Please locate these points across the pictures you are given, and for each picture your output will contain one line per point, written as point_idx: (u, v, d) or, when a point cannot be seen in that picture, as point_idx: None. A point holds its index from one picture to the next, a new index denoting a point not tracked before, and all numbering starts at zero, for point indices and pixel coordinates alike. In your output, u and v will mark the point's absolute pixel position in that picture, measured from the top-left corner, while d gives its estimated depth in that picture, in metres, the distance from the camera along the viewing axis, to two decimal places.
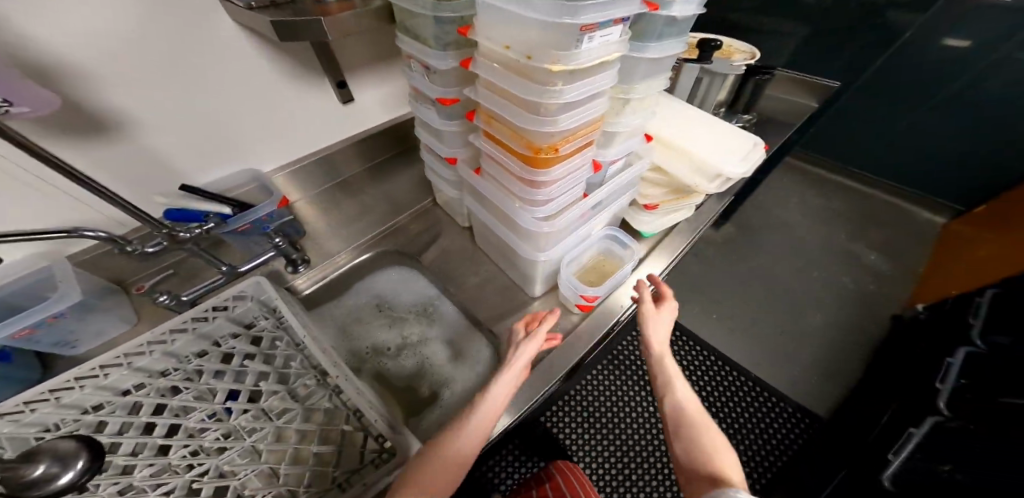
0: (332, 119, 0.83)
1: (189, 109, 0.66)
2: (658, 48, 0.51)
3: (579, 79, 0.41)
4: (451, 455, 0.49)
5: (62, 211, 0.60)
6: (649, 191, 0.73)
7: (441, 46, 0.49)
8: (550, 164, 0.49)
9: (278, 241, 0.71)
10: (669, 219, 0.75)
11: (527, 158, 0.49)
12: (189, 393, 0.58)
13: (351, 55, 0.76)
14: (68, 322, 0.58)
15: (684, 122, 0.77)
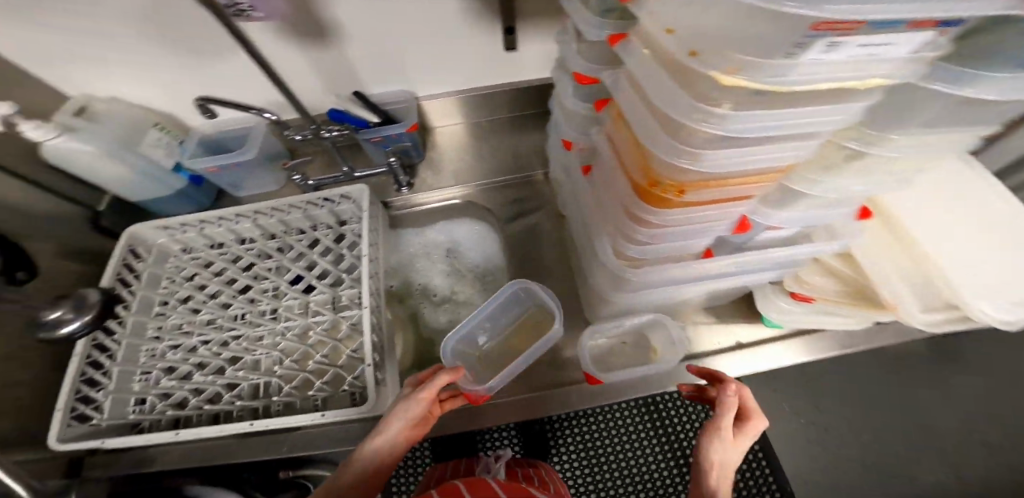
0: (492, 62, 0.76)
1: (370, 21, 0.65)
2: (1005, 86, 0.26)
3: (767, 105, 0.26)
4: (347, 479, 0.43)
5: (244, 85, 0.67)
6: (813, 279, 0.53)
7: (601, 12, 0.38)
8: (665, 204, 0.37)
9: (393, 162, 0.73)
10: (819, 319, 0.56)
11: (640, 185, 0.37)
12: (272, 262, 0.68)
13: (533, 0, 0.65)
14: (242, 171, 0.70)
15: (944, 205, 0.50)
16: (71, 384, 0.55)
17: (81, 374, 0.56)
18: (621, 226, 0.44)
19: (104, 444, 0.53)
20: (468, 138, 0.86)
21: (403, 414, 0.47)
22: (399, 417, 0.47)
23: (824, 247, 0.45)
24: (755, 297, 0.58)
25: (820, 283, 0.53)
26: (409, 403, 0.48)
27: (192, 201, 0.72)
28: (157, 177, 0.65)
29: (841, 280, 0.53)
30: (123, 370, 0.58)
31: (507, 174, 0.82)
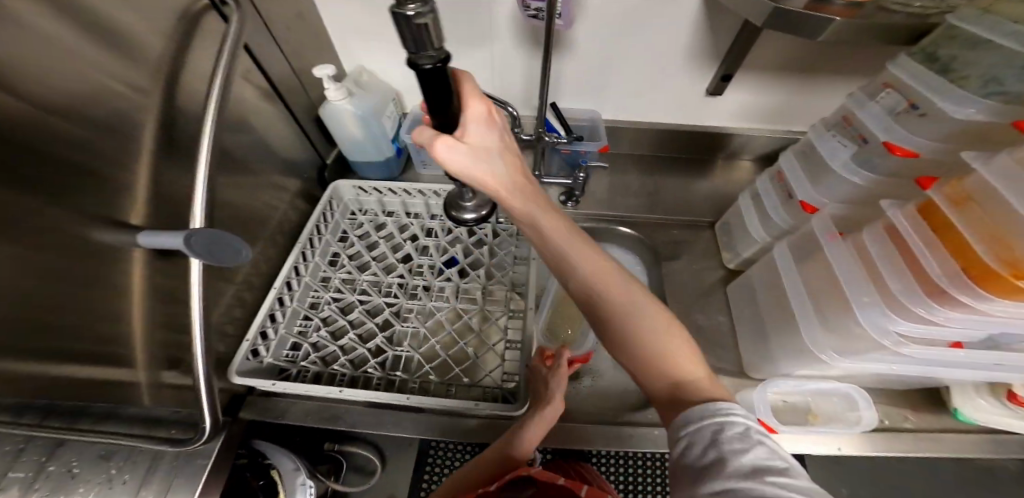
0: (688, 99, 0.83)
1: (607, 35, 0.73)
2: None
3: None
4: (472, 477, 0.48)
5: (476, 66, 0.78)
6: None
7: (980, 93, 0.38)
8: (1010, 295, 0.34)
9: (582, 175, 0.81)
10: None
11: (984, 269, 0.34)
12: (433, 240, 0.71)
13: (759, 54, 0.72)
14: None
15: None
16: (258, 318, 0.56)
17: (269, 307, 0.58)
18: (902, 303, 0.41)
19: (271, 385, 0.53)
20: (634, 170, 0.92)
21: (468, 167, 0.40)
22: (493, 151, 0.41)
23: None
24: (954, 390, 0.60)
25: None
26: (483, 143, 0.40)
27: (390, 169, 0.84)
28: (381, 141, 0.78)
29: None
30: (293, 310, 0.60)
31: (664, 213, 0.86)
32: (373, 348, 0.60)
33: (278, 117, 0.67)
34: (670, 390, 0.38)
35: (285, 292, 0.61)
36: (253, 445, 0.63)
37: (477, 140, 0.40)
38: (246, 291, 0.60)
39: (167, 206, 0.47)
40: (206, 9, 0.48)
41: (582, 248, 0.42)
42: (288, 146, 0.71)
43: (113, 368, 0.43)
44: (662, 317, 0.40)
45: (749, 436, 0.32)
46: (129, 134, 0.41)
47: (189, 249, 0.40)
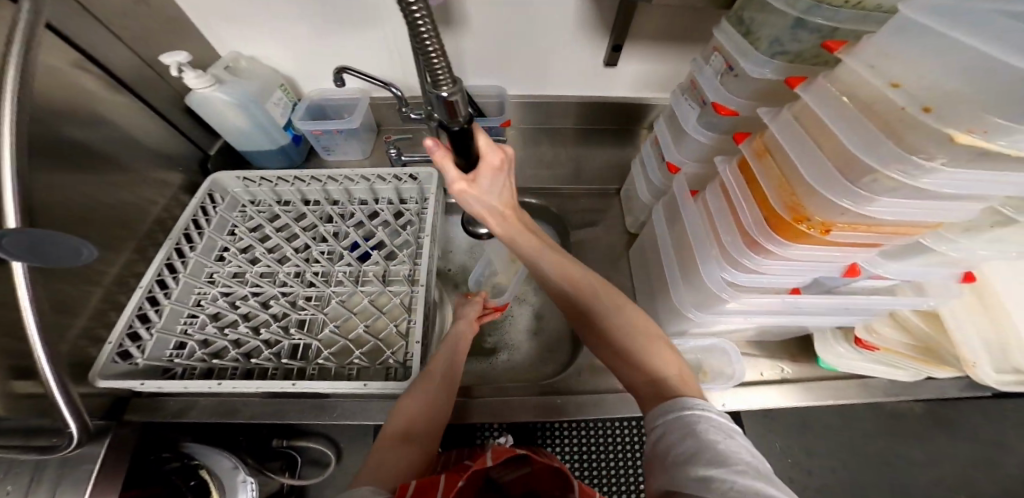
0: (588, 72, 0.84)
1: (497, 13, 0.72)
2: None
3: (977, 167, 0.28)
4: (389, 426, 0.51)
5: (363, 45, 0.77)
6: (882, 331, 0.62)
7: (770, 53, 0.45)
8: (798, 240, 0.38)
9: None
10: (874, 366, 0.65)
11: (774, 217, 0.38)
12: (331, 226, 0.74)
13: (643, 26, 0.74)
14: (340, 137, 0.84)
15: None
16: (125, 318, 0.59)
17: (138, 309, 0.61)
18: (729, 253, 0.45)
19: (140, 385, 0.56)
20: (546, 145, 0.94)
21: (477, 197, 0.53)
22: (497, 188, 0.54)
23: (910, 299, 0.52)
24: (817, 344, 0.67)
25: (889, 336, 0.62)
26: (488, 186, 0.53)
27: (287, 156, 0.85)
28: (268, 128, 0.79)
29: (911, 335, 0.62)
30: (172, 310, 0.62)
31: (574, 185, 0.89)
32: (267, 339, 0.63)
33: (132, 108, 0.68)
34: (653, 385, 0.45)
35: (158, 290, 0.64)
36: (183, 448, 0.60)
37: (485, 184, 0.52)
38: (121, 295, 0.64)
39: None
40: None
41: (556, 261, 0.53)
42: (150, 136, 0.71)
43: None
44: (660, 341, 0.49)
45: (722, 425, 0.40)
46: None
47: (5, 253, 0.41)
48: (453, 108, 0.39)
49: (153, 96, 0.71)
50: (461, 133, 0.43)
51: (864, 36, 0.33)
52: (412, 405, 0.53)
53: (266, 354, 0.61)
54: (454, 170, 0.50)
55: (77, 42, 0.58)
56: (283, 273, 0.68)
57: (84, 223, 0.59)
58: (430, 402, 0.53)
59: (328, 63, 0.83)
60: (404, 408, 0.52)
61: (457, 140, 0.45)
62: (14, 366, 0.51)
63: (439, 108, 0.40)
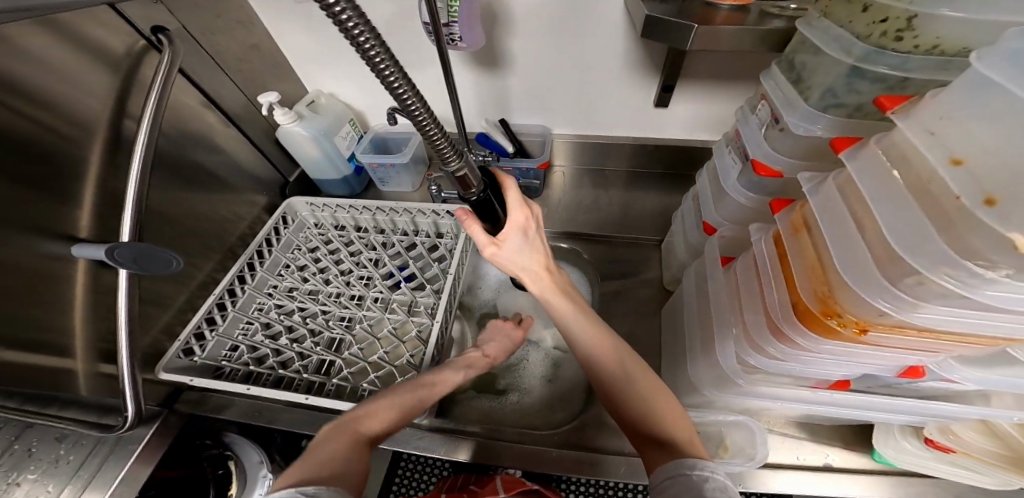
0: (637, 115, 0.82)
1: (544, 56, 0.73)
2: None
3: None
4: (363, 421, 0.49)
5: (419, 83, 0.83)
6: (963, 434, 0.52)
7: (821, 106, 0.40)
8: (828, 335, 0.33)
9: None
10: (953, 472, 0.53)
11: (801, 307, 0.34)
12: (372, 254, 0.79)
13: (699, 68, 0.71)
14: (391, 170, 0.90)
15: None
16: (196, 319, 0.67)
17: (207, 312, 0.69)
18: (754, 337, 0.41)
19: (190, 382, 0.63)
20: (587, 186, 0.93)
21: (509, 257, 0.50)
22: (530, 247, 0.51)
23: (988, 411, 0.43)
24: (875, 428, 0.56)
25: (971, 440, 0.52)
26: (517, 246, 0.50)
27: (348, 185, 0.92)
28: (336, 161, 0.86)
29: (1005, 445, 0.51)
30: (233, 316, 0.70)
31: (612, 231, 0.86)
32: (301, 352, 0.68)
33: (236, 140, 0.78)
34: (665, 447, 0.41)
35: (226, 298, 0.72)
36: (224, 438, 0.68)
37: (513, 243, 0.50)
38: (199, 298, 0.73)
39: (110, 204, 0.59)
40: (145, 49, 0.59)
41: (582, 323, 0.50)
42: (247, 163, 0.81)
43: (51, 358, 0.54)
44: (664, 395, 0.46)
45: (727, 489, 0.35)
46: (65, 163, 0.53)
47: (112, 260, 0.51)
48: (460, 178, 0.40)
49: (252, 129, 0.81)
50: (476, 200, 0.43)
51: (930, 92, 0.27)
52: (386, 409, 0.51)
53: (296, 365, 0.66)
54: (481, 234, 0.47)
55: (205, 87, 0.70)
56: (325, 293, 0.74)
57: (179, 232, 0.69)
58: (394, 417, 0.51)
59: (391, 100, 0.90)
60: (374, 411, 0.50)
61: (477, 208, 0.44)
62: (105, 351, 0.60)
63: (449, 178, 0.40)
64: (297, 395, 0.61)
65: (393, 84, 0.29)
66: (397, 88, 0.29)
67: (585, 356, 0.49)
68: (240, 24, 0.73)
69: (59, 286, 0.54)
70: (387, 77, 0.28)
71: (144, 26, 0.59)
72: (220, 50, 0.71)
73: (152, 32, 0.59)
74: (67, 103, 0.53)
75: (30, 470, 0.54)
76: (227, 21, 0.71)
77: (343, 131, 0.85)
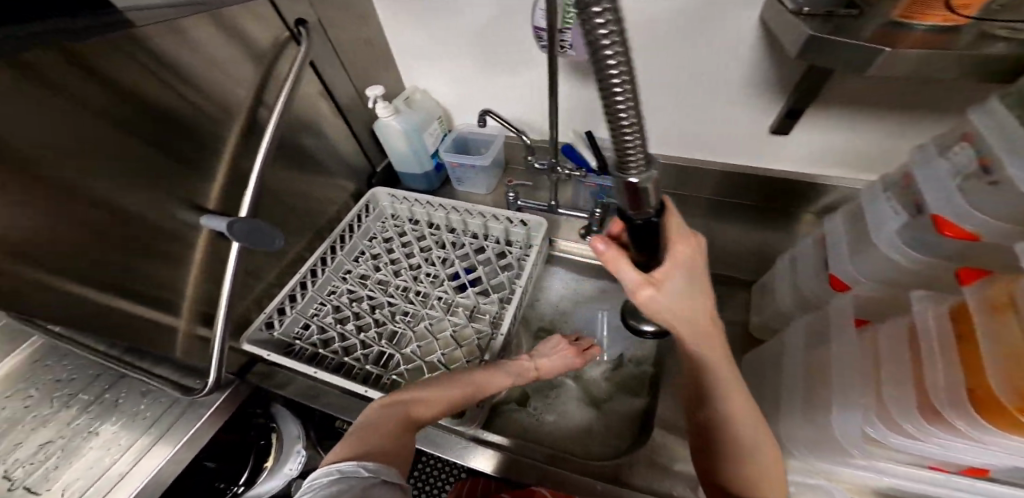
0: (746, 140, 0.76)
1: (655, 71, 0.69)
2: None
3: None
4: (419, 409, 0.49)
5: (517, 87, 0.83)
6: None
7: None
8: (1012, 430, 0.27)
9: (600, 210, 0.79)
10: None
11: (981, 397, 0.29)
12: (441, 253, 0.78)
13: (834, 96, 0.64)
14: (471, 171, 0.89)
15: None
16: (280, 296, 0.69)
17: (290, 290, 0.71)
18: (891, 409, 0.36)
19: (267, 356, 0.65)
20: (669, 211, 0.87)
21: (666, 304, 0.42)
22: (691, 291, 0.42)
23: None
24: None
25: None
26: (677, 288, 0.41)
27: (428, 181, 0.92)
28: (420, 156, 0.87)
29: None
30: (310, 296, 0.72)
31: None
32: (364, 340, 0.68)
33: (337, 126, 0.81)
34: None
35: (308, 278, 0.74)
36: (272, 409, 0.69)
37: (672, 287, 0.41)
38: (285, 274, 0.76)
39: (229, 177, 0.63)
40: (287, 40, 0.67)
41: (729, 382, 0.43)
42: (344, 152, 0.84)
43: (161, 311, 0.57)
44: (767, 445, 0.43)
45: None
46: (197, 131, 0.57)
47: (231, 233, 0.54)
48: (639, 196, 0.32)
49: (352, 117, 0.84)
50: (646, 226, 0.35)
51: None
52: (439, 398, 0.50)
53: (358, 353, 0.66)
54: (632, 274, 0.40)
55: (321, 74, 0.73)
56: (393, 286, 0.74)
57: (278, 208, 0.72)
58: (436, 409, 0.50)
59: (483, 101, 0.91)
60: (422, 396, 0.50)
61: (642, 238, 0.36)
62: (203, 311, 0.63)
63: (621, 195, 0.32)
64: (357, 384, 0.60)
65: (603, 55, 0.24)
66: (607, 62, 0.24)
67: (722, 415, 0.43)
68: (359, 18, 0.79)
69: (175, 246, 0.57)
70: (599, 45, 0.23)
71: (291, 19, 0.66)
72: (340, 41, 0.76)
73: (296, 24, 0.67)
74: (208, 77, 0.56)
75: (110, 420, 0.58)
76: (348, 15, 0.77)
77: (431, 127, 0.86)
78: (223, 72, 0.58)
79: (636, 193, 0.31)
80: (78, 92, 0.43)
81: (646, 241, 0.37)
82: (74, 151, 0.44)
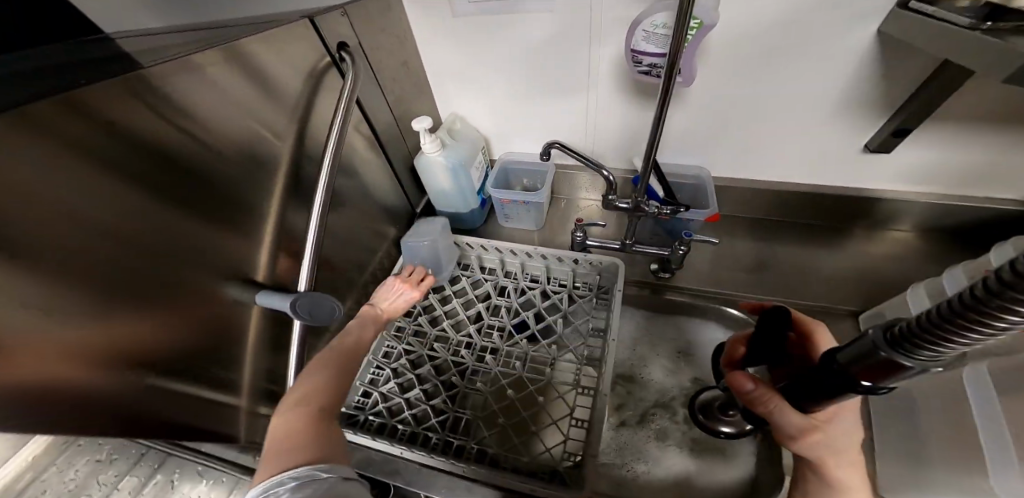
0: (834, 161, 0.70)
1: (742, 97, 0.65)
2: None
3: None
4: (291, 404, 0.41)
5: (576, 111, 0.77)
6: None
7: None
8: None
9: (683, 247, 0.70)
10: None
11: None
12: (504, 302, 0.71)
13: (953, 108, 0.59)
14: (524, 207, 0.82)
15: None
16: None
17: None
18: None
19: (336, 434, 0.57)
20: (745, 238, 0.81)
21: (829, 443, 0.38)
22: (849, 422, 0.39)
23: None
24: None
25: None
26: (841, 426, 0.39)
27: (472, 219, 0.85)
28: (467, 194, 0.80)
29: None
30: (367, 361, 0.64)
31: (788, 297, 0.72)
32: (435, 407, 0.61)
33: (378, 166, 0.73)
34: None
35: None
36: None
37: (837, 422, 0.39)
38: (339, 335, 0.69)
39: (281, 236, 0.57)
40: (327, 66, 0.58)
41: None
42: (385, 194, 0.77)
43: (219, 395, 0.51)
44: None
45: None
46: (245, 193, 0.50)
47: (293, 310, 0.50)
48: (890, 374, 0.27)
49: (394, 153, 0.77)
50: (846, 387, 0.31)
51: None
52: (311, 383, 0.44)
53: (432, 423, 0.59)
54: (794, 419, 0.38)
55: (365, 109, 0.66)
56: (454, 342, 0.68)
57: (327, 264, 0.65)
58: (321, 392, 0.43)
59: (533, 125, 0.82)
60: (299, 392, 0.43)
61: (835, 386, 0.32)
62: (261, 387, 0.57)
63: (868, 358, 0.28)
64: (442, 458, 0.54)
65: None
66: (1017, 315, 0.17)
67: None
68: (401, 41, 0.71)
69: (230, 324, 0.51)
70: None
71: (332, 42, 0.57)
72: (383, 67, 0.68)
73: (336, 48, 0.58)
74: (254, 128, 0.49)
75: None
76: (389, 37, 0.68)
77: (477, 162, 0.79)
78: (268, 122, 0.50)
79: (894, 372, 0.26)
80: (133, 171, 0.37)
81: (818, 389, 0.34)
82: (138, 244, 0.38)
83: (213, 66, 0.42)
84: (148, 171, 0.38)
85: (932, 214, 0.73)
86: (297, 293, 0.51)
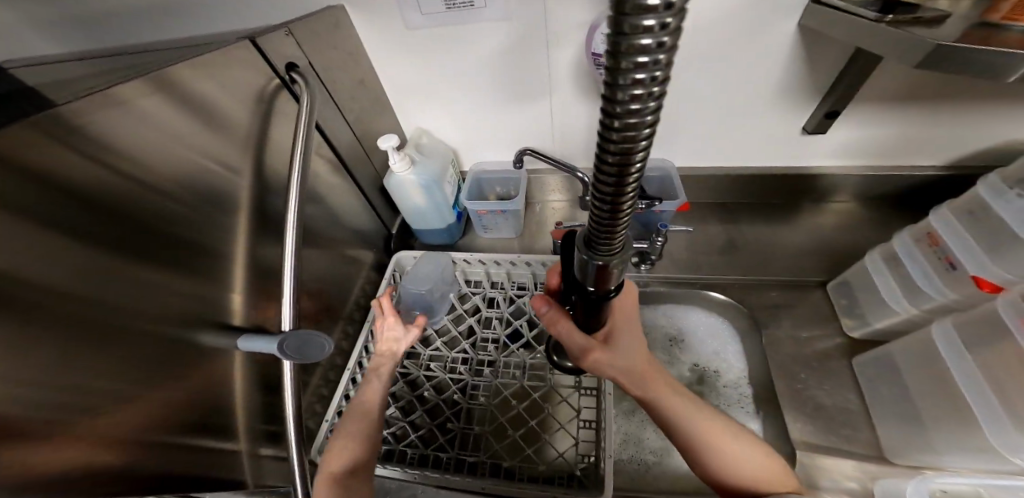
0: (780, 143, 0.75)
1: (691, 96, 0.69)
2: None
3: None
4: (329, 467, 0.49)
5: (538, 114, 0.78)
6: None
7: None
8: None
9: (660, 238, 0.74)
10: None
11: None
12: (497, 314, 0.73)
13: (877, 87, 0.64)
14: (502, 216, 0.83)
15: None
16: (338, 399, 0.62)
17: (345, 389, 0.64)
18: None
19: None
20: (714, 222, 0.85)
21: (618, 362, 0.47)
22: (628, 342, 0.49)
23: None
24: None
25: None
26: (625, 346, 0.48)
27: (450, 233, 0.85)
28: (442, 209, 0.80)
29: None
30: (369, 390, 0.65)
31: (760, 275, 0.77)
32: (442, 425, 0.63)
33: (347, 189, 0.71)
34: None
35: (358, 371, 0.67)
36: None
37: (618, 342, 0.48)
38: (331, 367, 0.67)
39: (257, 273, 0.55)
40: (278, 88, 0.55)
41: (678, 404, 0.47)
42: (357, 217, 0.74)
43: (220, 445, 0.49)
44: (733, 430, 0.47)
45: None
46: (213, 232, 0.47)
47: (282, 351, 0.47)
48: (608, 274, 0.32)
49: (362, 174, 0.75)
50: (595, 300, 0.37)
51: None
52: (342, 448, 0.50)
53: (441, 442, 0.61)
54: (581, 339, 0.46)
55: (326, 132, 0.63)
56: (450, 359, 0.69)
57: (309, 296, 0.62)
58: (360, 432, 0.52)
59: (498, 132, 0.82)
60: (345, 434, 0.52)
61: (589, 302, 0.37)
62: (260, 431, 0.55)
63: (587, 272, 0.32)
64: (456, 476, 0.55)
65: (624, 160, 0.22)
66: (621, 172, 0.23)
67: (682, 433, 0.46)
68: (354, 59, 0.69)
69: (218, 373, 0.49)
70: (620, 143, 0.21)
71: (279, 64, 0.54)
72: (338, 87, 0.65)
73: (286, 70, 0.55)
74: (212, 165, 0.46)
75: None
76: (341, 55, 0.66)
77: (450, 175, 0.79)
78: (226, 157, 0.48)
79: (606, 270, 0.31)
80: (73, 220, 0.33)
81: (587, 310, 0.40)
82: (93, 300, 0.35)
83: (153, 101, 0.39)
84: (91, 220, 0.34)
85: (876, 182, 0.79)
86: (282, 334, 0.48)
